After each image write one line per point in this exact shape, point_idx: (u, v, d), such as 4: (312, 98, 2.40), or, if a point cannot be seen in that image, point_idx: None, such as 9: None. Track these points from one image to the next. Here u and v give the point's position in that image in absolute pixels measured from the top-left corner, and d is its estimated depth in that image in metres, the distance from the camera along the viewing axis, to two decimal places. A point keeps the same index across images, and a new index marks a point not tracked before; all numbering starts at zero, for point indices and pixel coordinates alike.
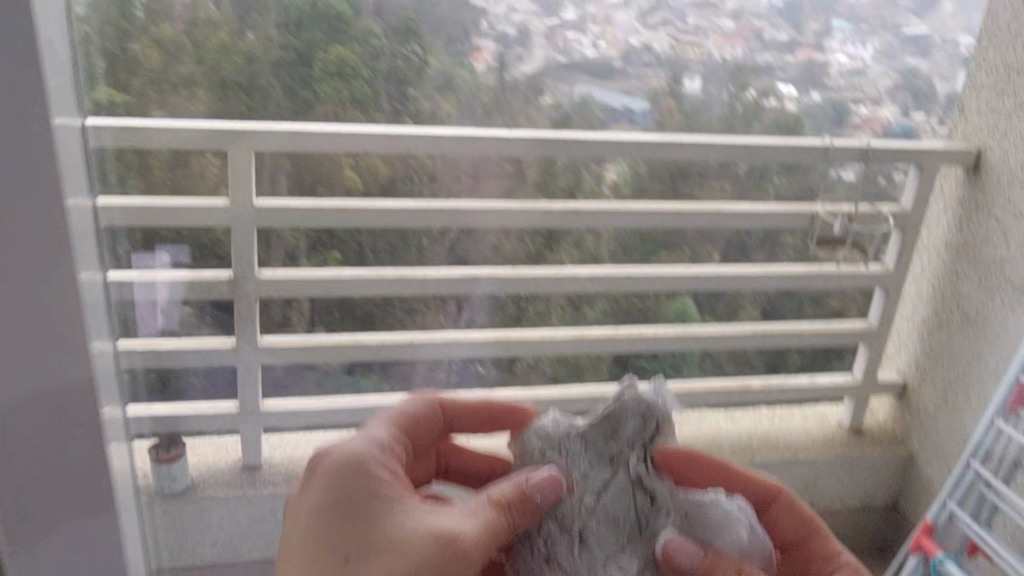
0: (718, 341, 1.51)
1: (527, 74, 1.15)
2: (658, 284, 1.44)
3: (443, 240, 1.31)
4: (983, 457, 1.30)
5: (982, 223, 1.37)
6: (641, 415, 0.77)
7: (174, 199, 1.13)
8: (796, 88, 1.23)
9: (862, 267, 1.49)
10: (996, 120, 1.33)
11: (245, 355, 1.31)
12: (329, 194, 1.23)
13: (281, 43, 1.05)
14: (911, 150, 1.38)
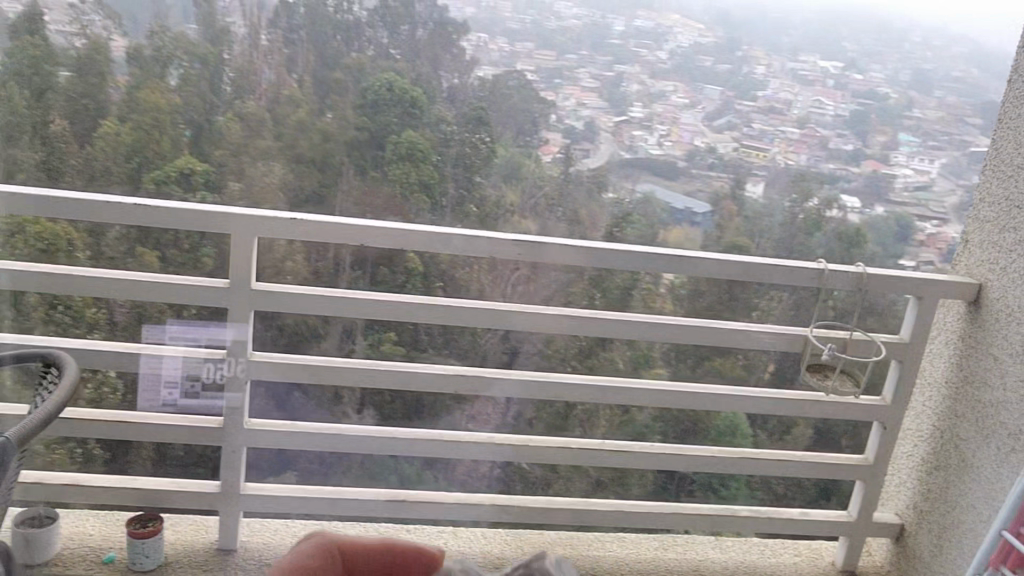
0: (780, 466, 1.38)
1: (593, 168, 1.16)
2: (721, 404, 1.33)
3: (495, 336, 1.27)
4: None
5: (980, 361, 1.26)
6: None
7: (204, 278, 1.20)
8: (861, 201, 1.20)
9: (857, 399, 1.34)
10: (996, 255, 1.25)
11: (232, 439, 1.28)
12: (390, 282, 1.22)
13: (358, 124, 1.10)
14: (909, 279, 1.28)
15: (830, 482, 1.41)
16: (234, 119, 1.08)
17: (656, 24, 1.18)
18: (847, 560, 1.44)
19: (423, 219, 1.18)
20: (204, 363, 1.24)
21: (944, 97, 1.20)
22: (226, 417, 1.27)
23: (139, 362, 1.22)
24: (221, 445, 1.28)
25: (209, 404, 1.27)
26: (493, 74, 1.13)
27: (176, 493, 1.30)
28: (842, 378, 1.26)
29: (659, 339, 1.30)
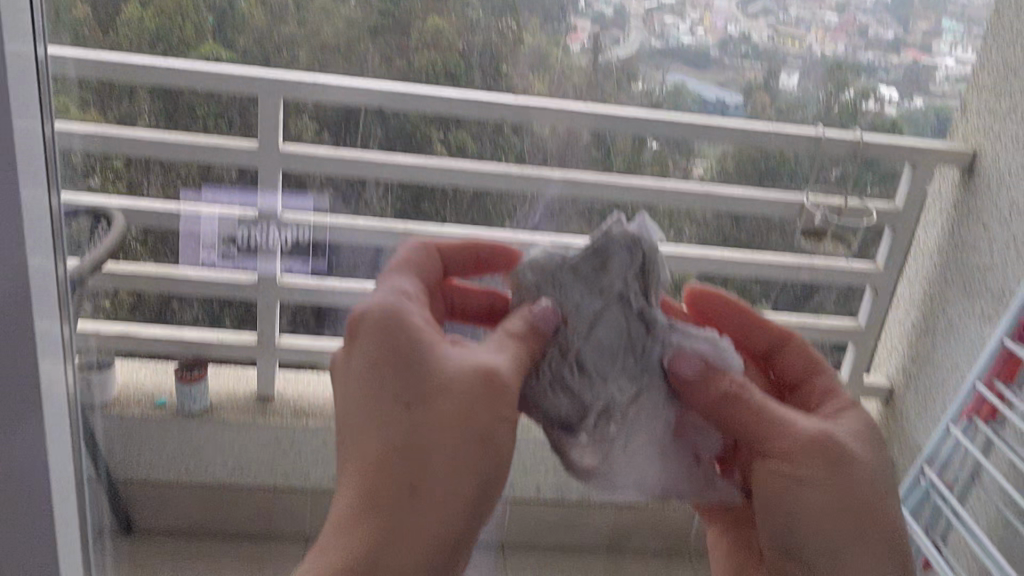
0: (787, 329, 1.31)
1: (622, 57, 1.12)
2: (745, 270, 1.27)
3: (531, 206, 1.22)
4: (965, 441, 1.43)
5: (969, 232, 1.31)
6: (627, 246, 0.97)
7: (223, 142, 1.16)
8: (898, 91, 1.17)
9: (841, 259, 1.31)
10: (993, 120, 1.23)
11: (266, 293, 1.29)
12: (416, 151, 1.19)
13: (380, 9, 1.08)
14: (908, 145, 1.23)
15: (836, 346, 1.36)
16: (257, 3, 1.06)
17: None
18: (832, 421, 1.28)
19: (443, 94, 1.14)
20: (243, 230, 1.23)
21: None
22: (265, 277, 1.27)
23: (179, 223, 1.21)
24: (258, 299, 1.30)
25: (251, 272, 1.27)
26: None
27: (219, 348, 1.36)
28: (832, 243, 1.30)
29: (686, 207, 1.22)
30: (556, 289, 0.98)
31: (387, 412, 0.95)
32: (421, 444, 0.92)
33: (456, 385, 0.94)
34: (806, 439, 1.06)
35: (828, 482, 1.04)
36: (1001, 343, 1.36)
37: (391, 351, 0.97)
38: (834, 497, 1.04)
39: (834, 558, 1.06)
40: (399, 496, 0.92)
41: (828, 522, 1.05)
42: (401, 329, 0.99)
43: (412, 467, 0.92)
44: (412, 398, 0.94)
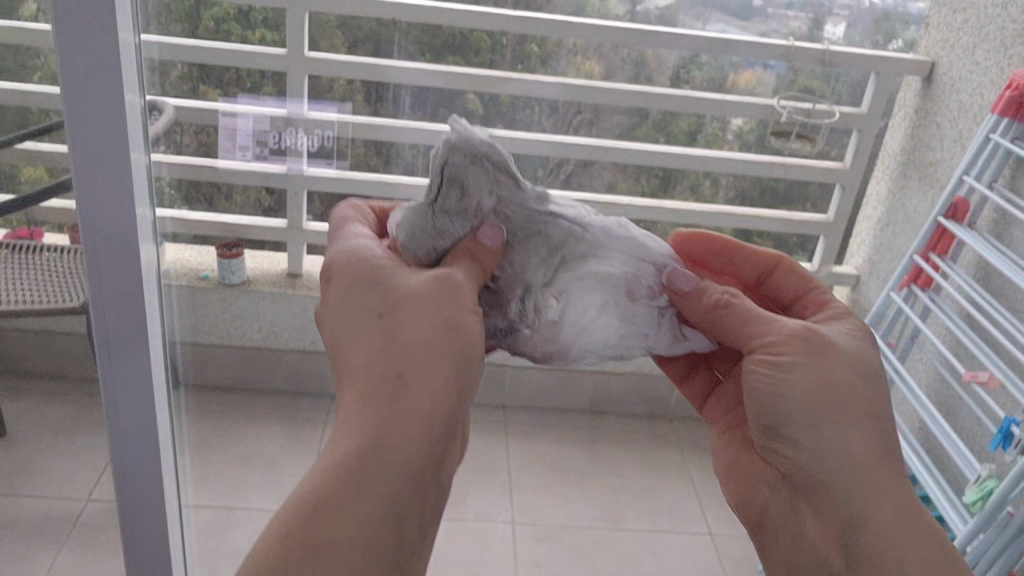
0: (757, 220, 1.30)
1: (660, 7, 1.13)
2: (773, 175, 1.27)
3: (535, 110, 1.19)
4: (878, 321, 1.21)
5: (926, 126, 1.19)
6: (466, 157, 0.46)
7: (244, 47, 1.11)
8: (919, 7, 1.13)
9: (810, 159, 1.27)
10: (956, 28, 1.11)
11: (296, 184, 1.21)
12: (465, 63, 1.16)
13: None
14: (869, 57, 1.18)
15: (805, 243, 1.34)
16: None
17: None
18: None
19: (476, 12, 1.12)
20: (275, 132, 1.16)
21: None
22: (291, 167, 1.20)
23: (217, 122, 1.13)
24: (285, 188, 1.22)
25: (278, 167, 1.20)
26: None
27: (254, 228, 1.27)
28: (798, 142, 1.25)
29: (734, 120, 1.22)
30: (438, 241, 0.48)
31: (342, 313, 0.48)
32: (406, 326, 0.45)
33: (444, 279, 0.46)
34: (781, 338, 0.51)
35: (800, 366, 0.50)
36: (934, 220, 1.11)
37: (345, 282, 0.48)
38: (814, 389, 0.49)
39: (810, 448, 0.50)
40: (375, 402, 0.45)
41: (792, 412, 0.50)
42: (354, 253, 0.49)
43: (391, 356, 0.45)
44: (384, 298, 0.47)
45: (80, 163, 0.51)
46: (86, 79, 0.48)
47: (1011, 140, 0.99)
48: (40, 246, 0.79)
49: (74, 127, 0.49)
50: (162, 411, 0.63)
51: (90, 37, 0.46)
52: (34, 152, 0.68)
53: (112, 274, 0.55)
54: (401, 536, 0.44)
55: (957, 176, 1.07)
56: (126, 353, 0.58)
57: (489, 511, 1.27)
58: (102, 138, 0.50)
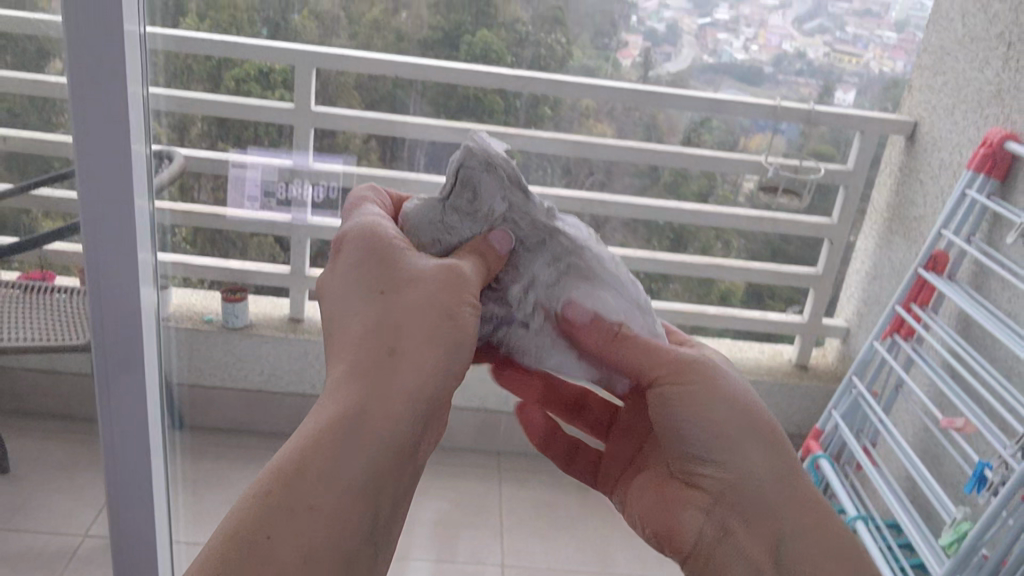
0: (747, 271, 1.33)
1: (672, 72, 1.13)
2: (763, 228, 1.30)
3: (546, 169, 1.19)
4: (863, 371, 1.27)
5: (909, 185, 1.28)
6: (482, 164, 0.47)
7: (257, 102, 1.14)
8: (904, 64, 1.19)
9: (798, 214, 1.29)
10: (936, 94, 1.21)
11: (297, 234, 1.20)
12: (474, 122, 1.17)
13: (432, 24, 1.10)
14: (856, 116, 1.23)
15: (793, 292, 1.37)
16: (310, 17, 1.09)
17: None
18: (800, 356, 1.42)
19: (491, 73, 1.14)
20: (282, 183, 1.17)
21: None
22: (295, 218, 1.20)
23: (227, 171, 1.17)
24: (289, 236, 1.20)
25: (283, 216, 1.20)
26: None
27: (258, 275, 1.27)
28: (786, 197, 1.27)
29: (744, 181, 1.25)
30: (446, 236, 0.47)
31: (342, 282, 0.46)
32: (405, 308, 0.43)
33: (452, 272, 0.44)
34: (679, 364, 0.50)
35: (710, 395, 0.50)
36: (916, 272, 1.17)
37: (353, 253, 0.45)
38: (728, 416, 0.50)
39: (734, 471, 0.51)
40: (363, 376, 0.43)
41: (713, 439, 0.51)
42: (368, 222, 0.46)
43: (387, 334, 0.43)
44: (389, 277, 0.44)
45: (88, 196, 0.58)
46: (87, 93, 0.55)
47: (987, 197, 1.07)
48: (30, 286, 0.81)
49: (84, 162, 0.57)
50: (151, 422, 0.68)
51: (102, 67, 0.54)
52: (47, 197, 0.71)
53: (112, 287, 0.61)
54: (373, 517, 0.43)
55: (937, 231, 1.15)
56: (122, 362, 0.64)
57: (478, 554, 1.23)
58: (106, 174, 0.57)
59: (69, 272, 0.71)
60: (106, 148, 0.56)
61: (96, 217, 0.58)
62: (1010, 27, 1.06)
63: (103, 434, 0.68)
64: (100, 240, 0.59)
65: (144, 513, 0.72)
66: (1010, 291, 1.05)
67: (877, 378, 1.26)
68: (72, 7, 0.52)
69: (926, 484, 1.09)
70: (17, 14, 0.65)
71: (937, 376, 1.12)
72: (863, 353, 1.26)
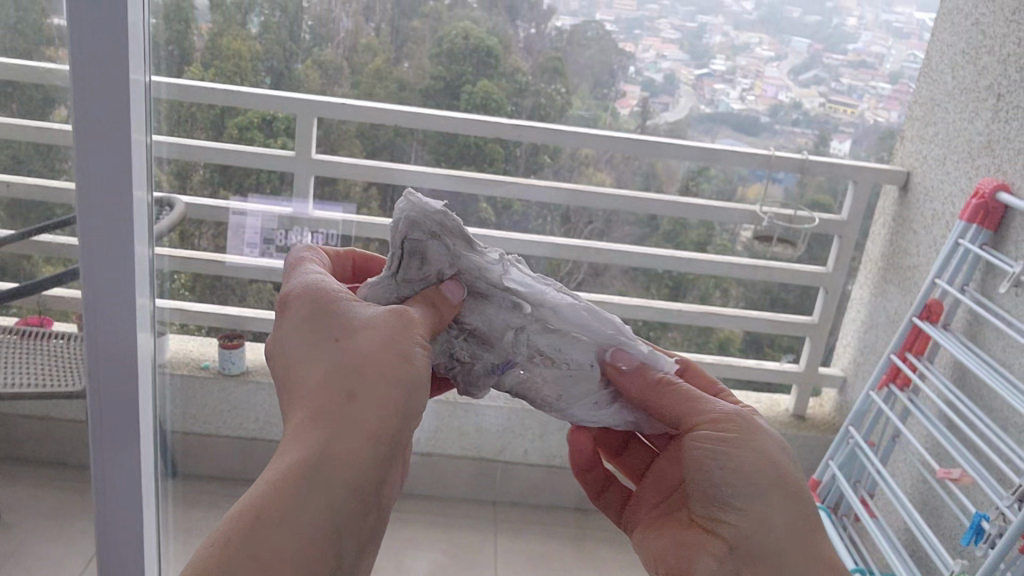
0: (744, 319, 1.33)
1: (671, 121, 1.13)
2: (759, 276, 1.31)
3: (538, 216, 1.21)
4: (859, 423, 1.26)
5: (903, 237, 1.28)
6: (422, 229, 0.46)
7: (261, 149, 1.16)
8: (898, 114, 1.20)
9: (793, 262, 1.31)
10: (929, 144, 1.23)
11: None
12: (476, 170, 1.17)
13: (433, 73, 1.11)
14: (849, 166, 1.25)
15: (790, 340, 1.37)
16: (313, 66, 1.10)
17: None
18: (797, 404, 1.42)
19: (491, 121, 1.16)
20: (282, 231, 1.19)
21: (955, 43, 1.16)
22: None
23: (228, 218, 1.18)
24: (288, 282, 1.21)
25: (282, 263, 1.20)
26: (571, 24, 1.07)
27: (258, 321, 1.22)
28: (780, 246, 1.28)
29: (742, 230, 1.26)
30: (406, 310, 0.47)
31: (288, 332, 0.45)
32: (358, 351, 0.42)
33: (402, 317, 0.43)
34: (721, 417, 0.49)
35: (735, 441, 0.48)
36: (910, 321, 1.18)
37: (295, 310, 0.45)
38: (753, 463, 0.48)
39: (758, 515, 0.48)
40: (323, 423, 0.42)
41: (744, 480, 0.48)
42: (307, 280, 0.46)
43: (340, 376, 0.42)
44: (339, 323, 0.44)
45: (89, 244, 0.58)
46: (90, 141, 0.55)
47: (979, 247, 1.08)
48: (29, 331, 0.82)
49: (85, 209, 0.57)
50: (144, 474, 0.67)
51: (107, 115, 0.55)
52: (47, 243, 0.71)
53: (109, 336, 0.61)
54: (340, 553, 0.42)
55: (930, 279, 1.16)
56: (117, 411, 0.64)
57: None
58: (107, 220, 0.58)
59: (66, 316, 0.71)
60: (107, 195, 0.57)
61: (97, 264, 0.59)
62: (999, 78, 1.08)
63: (94, 486, 0.67)
64: (98, 289, 0.59)
65: (130, 563, 0.71)
66: (1004, 340, 1.05)
67: (874, 429, 1.26)
68: (78, 57, 0.53)
69: (922, 536, 1.08)
70: (25, 63, 0.67)
71: (933, 427, 1.12)
72: (858, 404, 1.26)
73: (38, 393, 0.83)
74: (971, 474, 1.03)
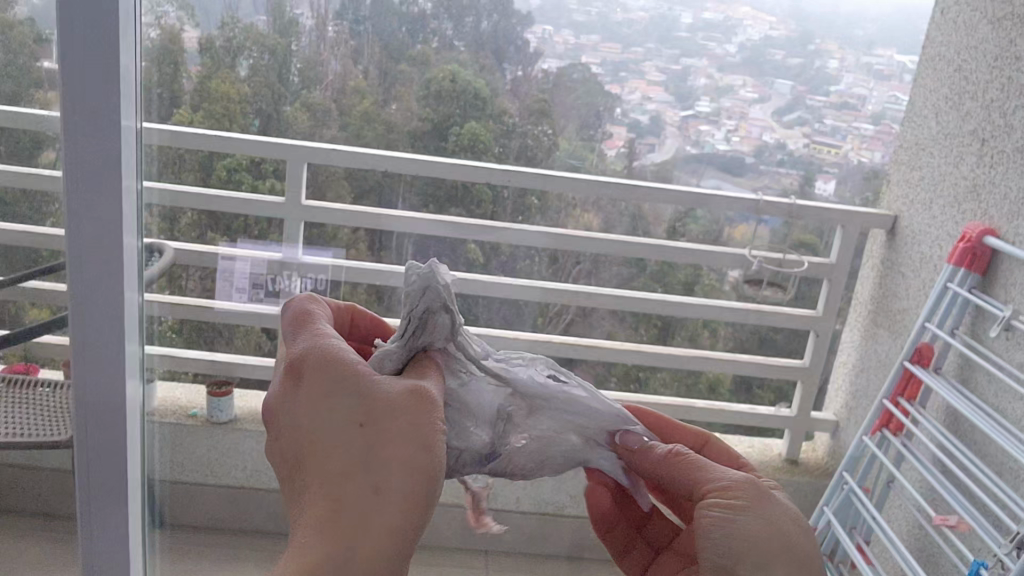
0: (737, 365, 1.34)
1: (656, 163, 1.15)
2: (750, 320, 1.32)
3: (512, 256, 1.20)
4: (853, 467, 1.27)
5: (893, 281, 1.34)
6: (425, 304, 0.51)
7: (251, 194, 1.17)
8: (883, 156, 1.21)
9: (784, 305, 1.33)
10: (915, 188, 1.26)
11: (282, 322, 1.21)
12: (469, 215, 1.19)
13: (422, 116, 1.11)
14: (836, 210, 1.27)
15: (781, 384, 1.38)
16: (301, 109, 1.11)
17: (726, 14, 1.06)
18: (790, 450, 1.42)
19: (480, 165, 1.16)
20: (270, 276, 1.20)
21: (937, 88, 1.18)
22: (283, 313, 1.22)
23: (216, 263, 1.18)
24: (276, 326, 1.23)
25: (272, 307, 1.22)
26: (557, 67, 1.08)
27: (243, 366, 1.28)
28: (770, 289, 1.31)
29: (729, 272, 1.28)
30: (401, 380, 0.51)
31: (316, 409, 0.48)
32: (390, 442, 0.46)
33: (427, 410, 0.48)
34: (731, 485, 0.50)
35: (746, 510, 0.48)
36: (902, 365, 1.19)
37: (319, 388, 0.48)
38: (765, 532, 0.48)
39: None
40: (351, 506, 0.45)
41: (750, 545, 0.48)
42: (330, 355, 0.50)
43: (369, 465, 0.46)
44: (366, 408, 0.47)
45: (78, 287, 0.58)
46: (83, 192, 0.55)
47: (968, 290, 1.10)
48: (16, 378, 0.81)
49: (74, 252, 0.57)
50: (132, 530, 0.66)
51: (101, 167, 0.55)
52: (33, 290, 0.71)
53: (96, 390, 0.60)
54: None
55: (920, 324, 1.17)
56: (105, 466, 0.63)
57: None
58: (97, 264, 0.57)
59: (52, 364, 0.70)
60: (98, 247, 0.57)
61: (86, 316, 0.58)
62: (983, 124, 1.11)
63: (81, 543, 0.66)
64: (87, 342, 0.59)
65: None
66: (996, 384, 1.05)
67: (869, 474, 1.26)
68: (70, 101, 0.53)
69: None
70: (15, 108, 0.67)
71: (928, 473, 1.12)
72: (852, 449, 1.27)
73: (21, 445, 0.82)
74: (968, 520, 1.03)
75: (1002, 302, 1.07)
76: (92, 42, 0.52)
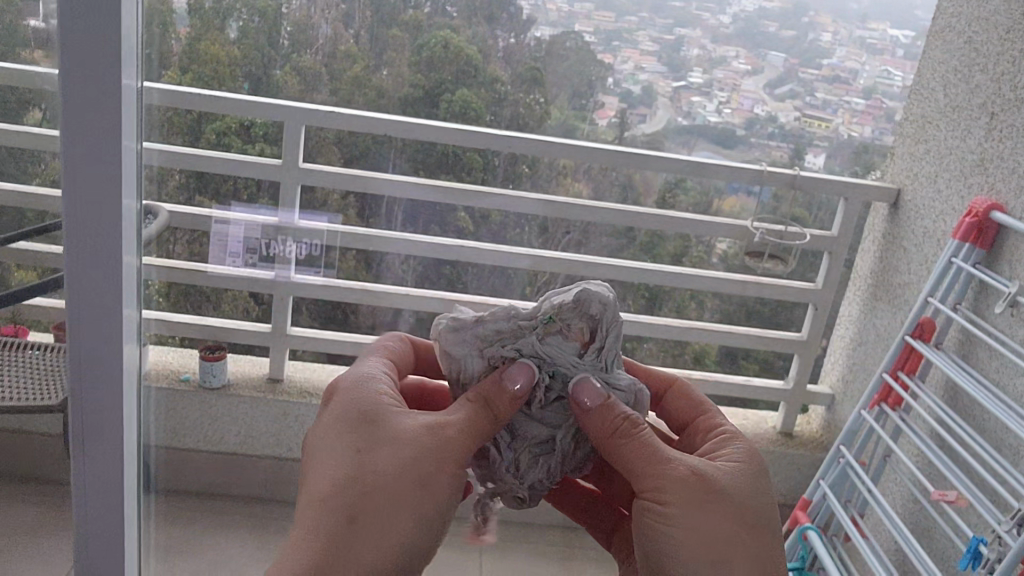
0: (719, 336, 1.33)
1: (648, 133, 1.14)
2: (749, 294, 1.32)
3: (510, 224, 1.20)
4: (851, 442, 1.27)
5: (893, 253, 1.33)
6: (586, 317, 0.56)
7: (252, 157, 1.16)
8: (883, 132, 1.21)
9: (786, 282, 1.33)
10: (917, 163, 1.26)
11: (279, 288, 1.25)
12: (470, 179, 1.18)
13: (413, 82, 1.10)
14: (838, 183, 1.27)
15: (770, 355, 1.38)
16: (291, 72, 1.09)
17: None
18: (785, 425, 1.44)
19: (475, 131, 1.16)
20: (265, 240, 1.21)
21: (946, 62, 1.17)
22: (280, 280, 1.25)
23: (211, 227, 1.17)
24: (270, 293, 1.25)
25: (266, 273, 1.24)
26: (550, 35, 1.08)
27: (239, 333, 1.28)
28: (772, 261, 1.30)
29: (720, 242, 1.27)
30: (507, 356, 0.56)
31: (325, 434, 0.55)
32: (383, 470, 0.52)
33: (432, 437, 0.53)
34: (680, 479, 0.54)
35: (690, 515, 0.53)
36: (903, 339, 1.19)
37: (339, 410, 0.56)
38: (705, 539, 0.53)
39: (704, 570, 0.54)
40: (334, 521, 0.52)
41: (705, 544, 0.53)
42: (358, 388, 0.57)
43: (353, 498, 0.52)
44: (366, 437, 0.54)
45: (74, 246, 0.57)
46: (80, 151, 0.55)
47: (973, 265, 1.10)
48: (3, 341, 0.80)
49: (70, 210, 0.56)
50: (128, 493, 0.66)
51: (98, 125, 0.54)
52: (22, 252, 0.70)
53: (91, 350, 0.60)
54: None
55: (924, 298, 1.17)
56: (101, 429, 0.63)
57: None
58: (93, 225, 0.57)
59: (42, 328, 0.69)
60: (97, 205, 0.56)
61: (83, 275, 0.58)
62: (991, 98, 1.10)
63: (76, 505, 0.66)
64: (83, 299, 0.59)
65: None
66: (998, 361, 1.06)
67: (867, 451, 1.27)
68: (67, 57, 0.52)
69: (918, 559, 1.09)
70: None
71: (928, 449, 1.13)
72: (850, 423, 1.27)
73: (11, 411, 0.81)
74: (968, 497, 1.04)
75: (1009, 278, 1.07)
76: (94, 1, 0.51)
